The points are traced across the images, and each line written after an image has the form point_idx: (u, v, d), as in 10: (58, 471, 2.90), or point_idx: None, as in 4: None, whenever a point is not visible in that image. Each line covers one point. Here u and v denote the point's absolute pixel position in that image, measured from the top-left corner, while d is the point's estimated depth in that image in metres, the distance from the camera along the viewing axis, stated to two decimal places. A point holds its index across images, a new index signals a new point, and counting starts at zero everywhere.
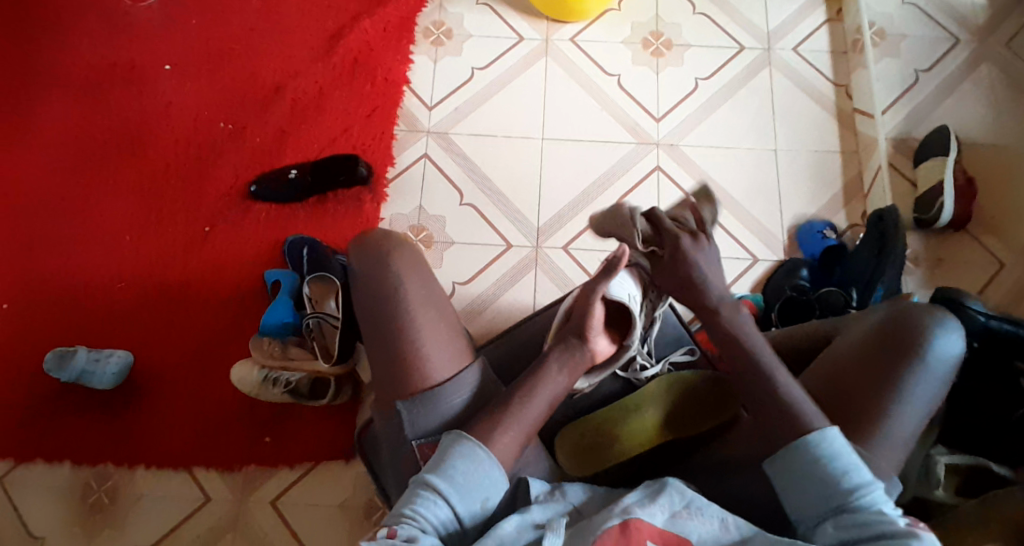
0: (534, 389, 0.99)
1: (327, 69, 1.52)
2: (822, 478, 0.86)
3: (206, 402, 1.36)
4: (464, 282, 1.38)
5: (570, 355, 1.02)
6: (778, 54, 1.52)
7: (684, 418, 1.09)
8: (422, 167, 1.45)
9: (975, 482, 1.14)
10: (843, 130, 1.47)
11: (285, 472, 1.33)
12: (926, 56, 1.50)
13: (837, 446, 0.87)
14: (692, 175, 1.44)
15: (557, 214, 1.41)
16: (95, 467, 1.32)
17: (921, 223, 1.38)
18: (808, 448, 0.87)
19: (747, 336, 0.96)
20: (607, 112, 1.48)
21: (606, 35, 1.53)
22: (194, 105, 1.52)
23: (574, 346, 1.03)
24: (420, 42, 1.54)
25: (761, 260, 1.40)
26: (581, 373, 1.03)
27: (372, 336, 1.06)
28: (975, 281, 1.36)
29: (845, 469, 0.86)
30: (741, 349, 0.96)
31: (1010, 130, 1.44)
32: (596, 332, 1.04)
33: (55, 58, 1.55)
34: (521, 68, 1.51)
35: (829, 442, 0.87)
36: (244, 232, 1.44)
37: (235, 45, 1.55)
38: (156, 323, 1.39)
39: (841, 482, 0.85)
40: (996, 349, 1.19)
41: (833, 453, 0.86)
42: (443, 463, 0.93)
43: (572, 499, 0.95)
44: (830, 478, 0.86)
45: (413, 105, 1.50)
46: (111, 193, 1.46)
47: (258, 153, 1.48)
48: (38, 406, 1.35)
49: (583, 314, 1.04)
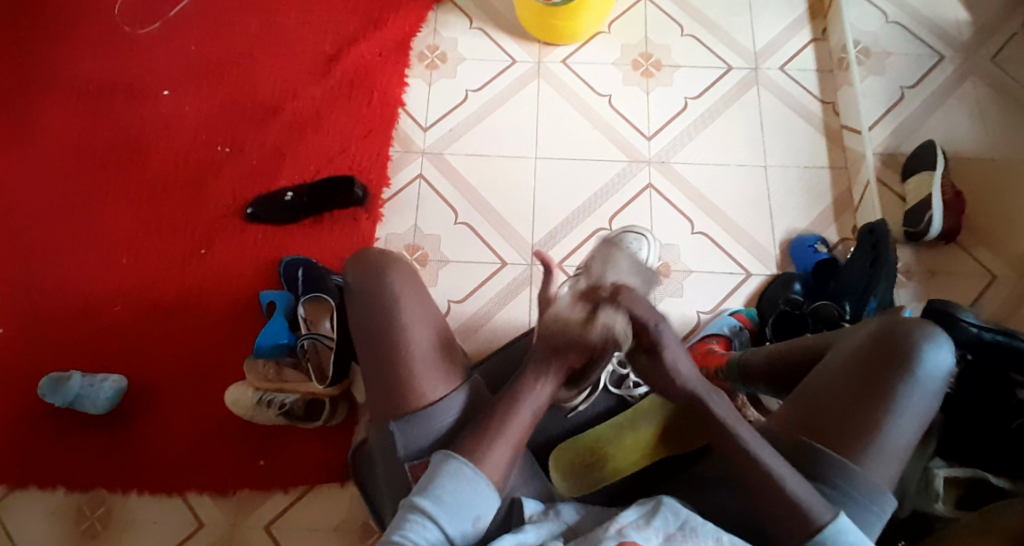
0: (520, 398, 0.98)
1: (323, 93, 1.54)
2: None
3: (199, 424, 1.35)
4: (459, 300, 1.39)
5: (547, 367, 0.99)
6: (766, 73, 1.55)
7: (681, 434, 1.07)
8: (417, 187, 1.47)
9: (976, 493, 1.14)
10: (831, 146, 1.50)
11: (280, 496, 1.32)
12: (910, 73, 1.53)
13: (854, 538, 0.88)
14: (684, 192, 1.45)
15: (551, 231, 1.42)
16: (88, 493, 1.31)
17: (912, 236, 1.39)
18: (826, 544, 0.88)
19: (729, 419, 0.95)
20: (599, 131, 1.50)
21: (597, 56, 1.56)
22: (190, 128, 1.53)
23: (548, 360, 0.99)
24: (414, 66, 1.56)
25: (754, 275, 1.41)
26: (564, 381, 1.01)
27: (367, 357, 1.06)
28: (967, 294, 1.37)
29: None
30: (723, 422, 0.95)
31: (995, 144, 1.46)
32: None
33: (53, 84, 1.56)
34: (513, 89, 1.53)
35: (845, 535, 0.88)
36: (238, 255, 1.44)
37: (232, 71, 1.57)
38: (151, 345, 1.39)
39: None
40: (989, 360, 1.19)
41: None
42: (431, 485, 0.93)
43: (567, 519, 0.94)
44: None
45: (408, 126, 1.52)
46: (107, 217, 1.47)
47: (254, 177, 1.49)
48: (29, 430, 1.34)
49: (552, 323, 1.02)
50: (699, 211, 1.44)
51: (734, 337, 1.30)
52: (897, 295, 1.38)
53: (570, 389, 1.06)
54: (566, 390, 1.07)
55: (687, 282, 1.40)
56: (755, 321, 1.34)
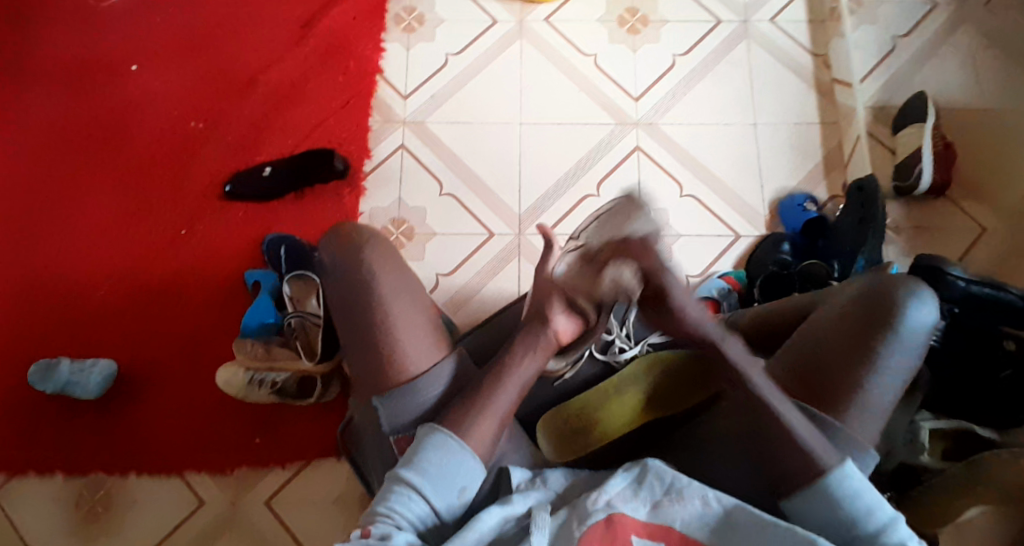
0: (503, 374, 0.99)
1: (298, 62, 1.49)
2: (844, 518, 0.88)
3: (194, 405, 1.35)
4: (447, 273, 1.37)
5: (534, 338, 1.02)
6: (755, 26, 1.50)
7: (671, 396, 1.09)
8: (399, 159, 1.43)
9: (961, 445, 1.18)
10: (822, 100, 1.46)
11: (278, 471, 1.33)
12: (902, 22, 1.49)
13: (856, 484, 0.88)
14: (671, 152, 1.42)
15: (537, 202, 1.40)
16: (86, 477, 1.32)
17: (902, 192, 1.39)
18: (828, 488, 0.88)
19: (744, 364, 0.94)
20: (587, 94, 1.45)
21: (581, 15, 1.50)
22: (162, 105, 1.48)
23: (537, 328, 1.02)
24: (391, 30, 1.50)
25: (744, 236, 1.39)
26: (549, 354, 1.02)
27: (349, 332, 1.05)
28: (956, 248, 1.36)
29: (868, 507, 0.87)
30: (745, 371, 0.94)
31: (987, 94, 1.43)
32: (556, 311, 1.02)
33: (19, 63, 1.52)
34: (496, 52, 1.48)
35: (848, 480, 0.88)
36: (221, 233, 1.41)
37: (202, 40, 1.51)
38: (137, 329, 1.38)
39: (863, 522, 0.87)
40: (976, 312, 1.20)
41: (854, 493, 0.88)
42: (416, 456, 0.93)
43: (554, 486, 0.96)
44: (850, 517, 0.88)
45: (387, 94, 1.47)
46: (81, 199, 1.43)
47: (231, 152, 1.45)
48: (23, 417, 1.34)
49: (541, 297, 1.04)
50: (688, 173, 1.42)
51: (723, 299, 1.28)
52: (885, 251, 1.37)
53: (556, 358, 1.08)
54: (552, 361, 1.08)
55: (676, 247, 1.38)
56: (743, 283, 1.33)
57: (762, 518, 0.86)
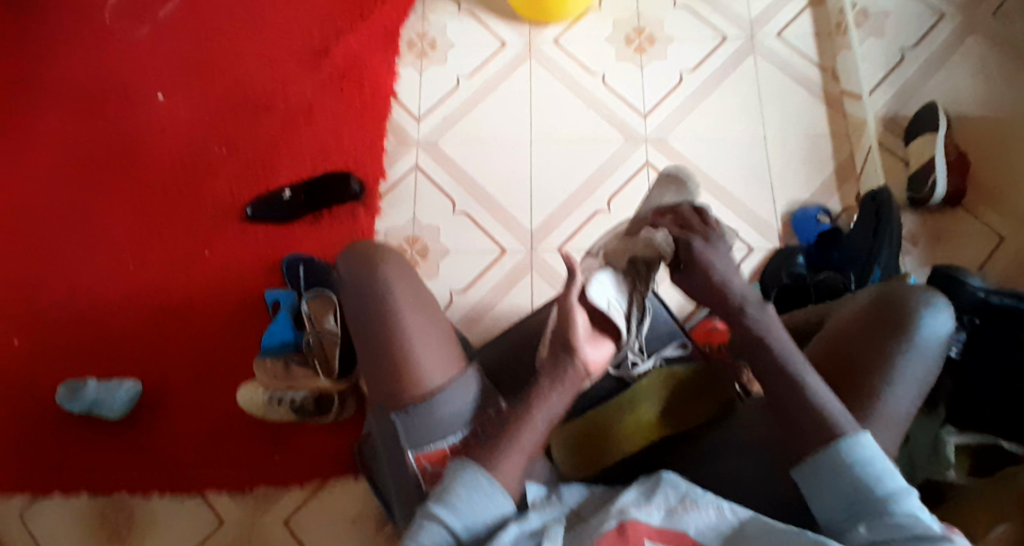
0: (530, 409, 0.95)
1: (315, 88, 1.53)
2: (855, 487, 0.85)
3: (214, 424, 1.38)
4: (461, 290, 1.39)
5: (562, 371, 0.96)
6: (761, 41, 1.51)
7: (682, 409, 1.11)
8: (413, 180, 1.46)
9: (987, 459, 1.19)
10: (832, 113, 1.46)
11: (296, 490, 1.35)
12: (912, 32, 1.49)
13: (869, 453, 0.86)
14: (681, 166, 1.43)
15: (550, 215, 1.42)
16: (109, 495, 1.34)
17: (915, 202, 1.37)
18: (841, 454, 0.87)
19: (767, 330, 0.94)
20: (594, 111, 1.48)
21: (589, 35, 1.53)
22: (185, 132, 1.53)
23: (564, 361, 0.96)
24: (405, 55, 1.54)
25: (756, 249, 1.40)
26: (579, 390, 0.97)
27: (365, 346, 1.07)
28: (974, 258, 1.35)
29: (880, 476, 0.85)
30: (768, 342, 0.94)
31: (1000, 103, 1.42)
32: (585, 342, 0.96)
33: (44, 91, 1.56)
34: (506, 73, 1.51)
35: (863, 448, 0.86)
36: (242, 255, 1.45)
37: (223, 69, 1.56)
38: (160, 350, 1.41)
39: (875, 490, 0.85)
40: (996, 325, 1.19)
41: (867, 460, 0.86)
42: (447, 493, 0.91)
43: (569, 502, 0.95)
44: (861, 485, 0.85)
45: (401, 117, 1.50)
46: (108, 225, 1.48)
47: (251, 177, 1.49)
48: (48, 436, 1.37)
49: (565, 325, 0.97)
50: (699, 187, 1.42)
51: None
52: (903, 261, 1.36)
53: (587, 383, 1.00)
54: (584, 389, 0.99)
55: None
56: (757, 295, 1.33)
57: (770, 529, 0.86)
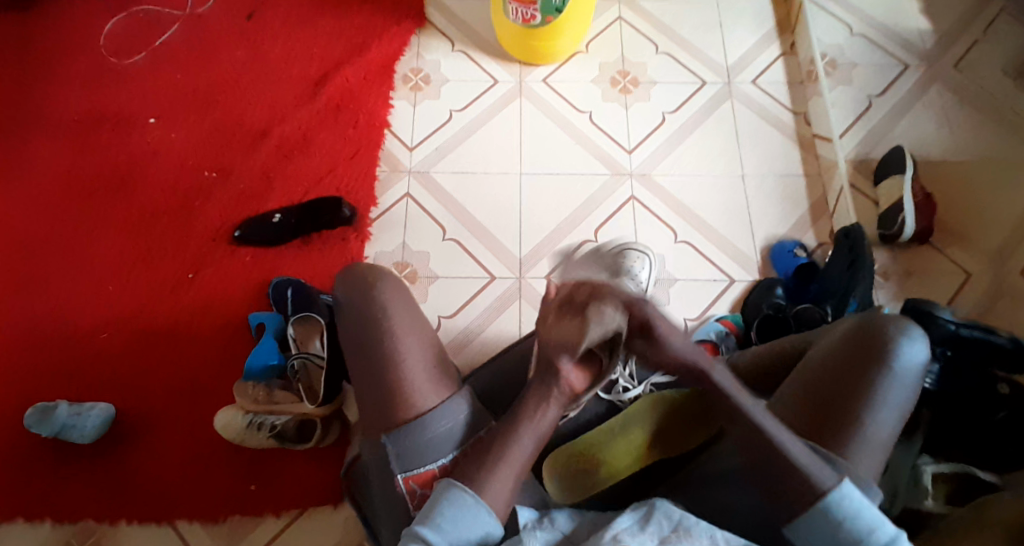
0: (519, 429, 0.96)
1: (309, 116, 1.57)
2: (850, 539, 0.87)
3: (190, 449, 1.33)
4: (449, 315, 1.40)
5: (547, 390, 0.97)
6: (738, 87, 1.60)
7: (671, 433, 1.07)
8: (404, 207, 1.49)
9: (965, 489, 1.15)
10: (805, 153, 1.54)
11: (272, 519, 1.30)
12: (878, 82, 1.59)
13: (857, 505, 0.87)
14: (664, 201, 1.49)
15: (536, 247, 1.45)
16: (76, 523, 1.28)
17: (887, 238, 1.43)
18: (829, 513, 0.88)
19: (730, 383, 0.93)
20: (583, 146, 1.53)
21: (577, 75, 1.60)
22: (175, 156, 1.54)
23: (550, 382, 0.97)
24: (399, 88, 1.59)
25: (737, 281, 1.43)
26: (563, 405, 0.98)
27: (360, 370, 1.06)
28: (944, 292, 1.40)
29: (870, 527, 0.87)
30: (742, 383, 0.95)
31: (960, 149, 1.52)
32: (564, 361, 0.96)
33: (35, 115, 1.57)
34: (497, 108, 1.57)
35: (848, 502, 0.88)
36: (228, 278, 1.44)
37: (218, 97, 1.59)
38: (138, 372, 1.38)
39: (867, 542, 0.87)
40: (968, 358, 1.21)
41: (856, 513, 0.87)
42: (432, 512, 0.91)
43: (562, 527, 0.92)
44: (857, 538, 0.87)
45: (394, 146, 1.54)
46: (90, 248, 1.46)
47: (243, 203, 1.50)
48: (15, 460, 1.31)
49: (546, 347, 0.97)
50: (681, 220, 1.48)
51: (721, 342, 1.30)
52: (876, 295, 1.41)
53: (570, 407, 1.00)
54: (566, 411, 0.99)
55: (673, 290, 1.42)
56: (740, 326, 1.35)
57: None
